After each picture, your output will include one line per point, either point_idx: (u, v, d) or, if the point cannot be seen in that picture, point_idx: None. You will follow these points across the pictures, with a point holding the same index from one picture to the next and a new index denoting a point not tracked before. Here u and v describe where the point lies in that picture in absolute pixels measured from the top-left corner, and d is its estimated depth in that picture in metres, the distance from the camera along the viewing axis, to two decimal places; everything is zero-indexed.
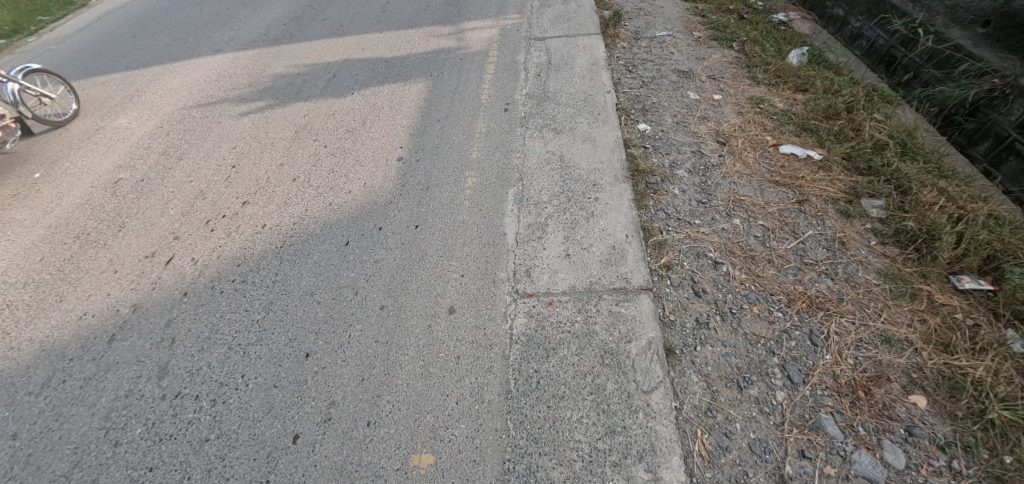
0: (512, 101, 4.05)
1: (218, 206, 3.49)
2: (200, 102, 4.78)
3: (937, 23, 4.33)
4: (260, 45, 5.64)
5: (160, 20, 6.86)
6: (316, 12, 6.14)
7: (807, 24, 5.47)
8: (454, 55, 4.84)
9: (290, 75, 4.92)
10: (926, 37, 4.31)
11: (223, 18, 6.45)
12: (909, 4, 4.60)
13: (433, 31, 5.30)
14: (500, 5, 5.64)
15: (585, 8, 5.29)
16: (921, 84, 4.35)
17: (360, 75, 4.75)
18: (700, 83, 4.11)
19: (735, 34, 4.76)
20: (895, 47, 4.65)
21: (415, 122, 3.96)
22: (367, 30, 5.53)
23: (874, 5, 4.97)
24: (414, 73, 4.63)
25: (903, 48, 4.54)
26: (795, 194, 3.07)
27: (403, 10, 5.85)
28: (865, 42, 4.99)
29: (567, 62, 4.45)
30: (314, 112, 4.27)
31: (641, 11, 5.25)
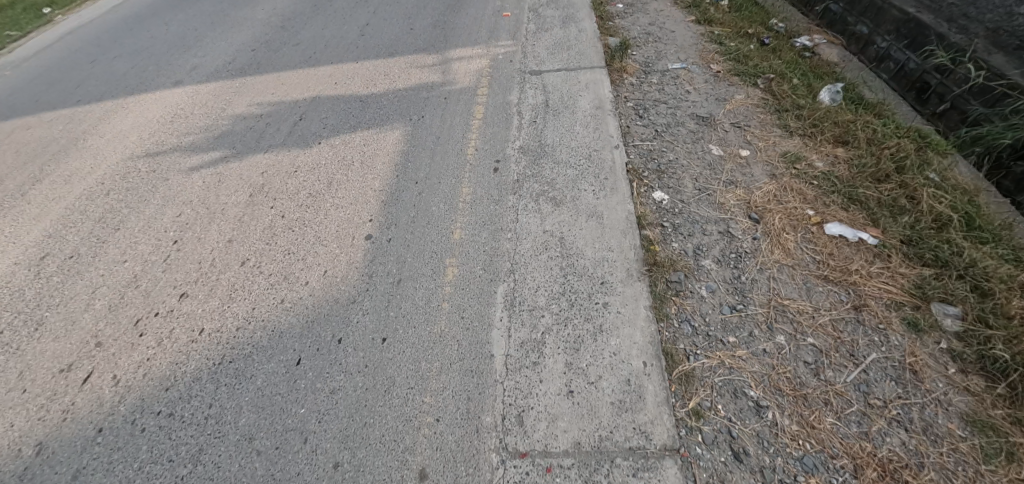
0: (503, 155, 3.43)
1: (153, 300, 2.94)
2: (150, 149, 4.19)
3: (975, 47, 3.73)
4: (224, 75, 5.03)
5: (123, 41, 6.24)
6: (287, 35, 5.51)
7: (834, 47, 4.86)
8: (437, 92, 4.22)
9: (252, 117, 4.31)
10: (965, 64, 3.72)
11: (189, 41, 5.84)
12: (943, 25, 4.01)
13: (416, 61, 4.70)
14: (491, 28, 5.02)
15: (586, 34, 4.68)
16: (961, 116, 3.76)
17: (329, 116, 4.14)
18: (724, 132, 3.51)
19: (759, 67, 4.16)
20: (928, 72, 4.05)
21: (389, 183, 3.35)
22: (342, 58, 4.93)
23: (903, 23, 4.34)
24: (391, 115, 4.02)
25: (938, 75, 3.95)
26: (849, 297, 2.49)
27: (383, 33, 5.24)
28: (893, 65, 4.39)
29: (567, 104, 3.84)
30: (273, 169, 3.68)
31: (651, 37, 4.64)
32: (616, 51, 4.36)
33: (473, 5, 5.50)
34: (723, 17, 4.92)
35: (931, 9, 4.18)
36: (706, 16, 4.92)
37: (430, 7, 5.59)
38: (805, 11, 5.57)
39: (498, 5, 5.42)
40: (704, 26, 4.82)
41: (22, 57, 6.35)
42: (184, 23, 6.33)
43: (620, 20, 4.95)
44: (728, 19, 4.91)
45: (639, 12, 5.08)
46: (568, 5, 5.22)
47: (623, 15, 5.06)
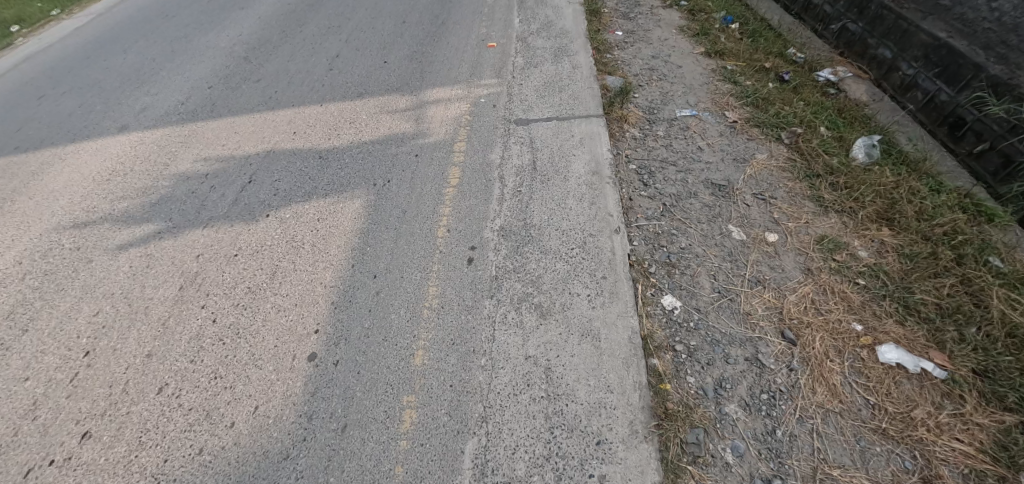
0: (481, 238, 2.84)
1: (49, 441, 2.40)
2: (79, 218, 3.64)
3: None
4: (173, 119, 4.46)
5: (74, 72, 5.65)
6: (248, 69, 4.92)
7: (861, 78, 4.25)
8: (409, 146, 3.63)
9: (196, 177, 3.74)
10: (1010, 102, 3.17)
11: (145, 74, 5.26)
12: (981, 53, 3.44)
13: (387, 105, 4.11)
14: (474, 62, 4.44)
15: (581, 72, 4.09)
16: (1003, 160, 3.25)
17: (282, 177, 3.56)
18: (747, 204, 2.91)
19: (782, 114, 3.56)
20: (963, 106, 3.51)
21: (343, 278, 2.80)
22: (306, 99, 4.35)
23: (934, 49, 3.75)
24: (352, 178, 3.44)
25: (976, 109, 3.42)
26: (915, 464, 1.94)
27: (354, 68, 4.65)
28: (921, 94, 3.83)
29: (557, 166, 3.24)
30: (212, 252, 3.13)
31: (656, 75, 4.05)
32: (616, 95, 3.78)
33: (455, 33, 4.91)
34: (736, 49, 4.33)
35: (965, 33, 3.57)
36: (716, 48, 4.32)
37: (407, 34, 4.99)
38: (818, 29, 4.94)
39: (483, 33, 4.83)
40: (715, 60, 4.23)
41: None
42: (142, 52, 5.75)
43: (619, 54, 4.38)
44: (742, 51, 4.32)
45: (641, 43, 4.49)
46: (561, 34, 4.62)
47: (623, 46, 4.47)
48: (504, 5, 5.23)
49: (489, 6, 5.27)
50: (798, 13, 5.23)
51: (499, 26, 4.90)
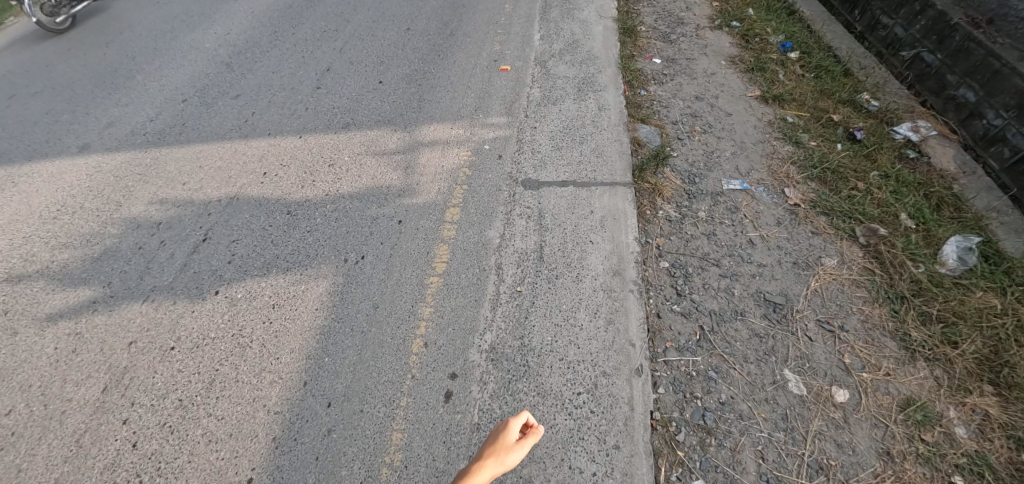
0: (463, 362, 2.27)
1: None
2: (16, 269, 3.16)
3: None
4: (137, 140, 3.89)
5: (50, 68, 5.12)
6: (226, 81, 4.31)
7: (945, 128, 3.46)
8: (392, 207, 2.99)
9: (147, 226, 3.21)
10: None
11: (119, 77, 4.70)
12: None
13: (374, 143, 3.48)
14: (483, 91, 3.77)
15: (608, 115, 3.39)
16: None
17: (241, 237, 3.00)
18: (810, 337, 2.24)
19: (856, 195, 2.81)
20: None
21: (291, 402, 2.29)
22: (284, 126, 3.74)
23: None
24: (320, 247, 2.86)
25: None
26: None
27: (344, 87, 4.02)
28: (1012, 153, 3.09)
29: (568, 256, 2.57)
30: (147, 341, 2.65)
31: (698, 125, 3.34)
32: (649, 157, 3.06)
33: (465, 49, 4.26)
34: (799, 94, 3.57)
35: None
36: (774, 91, 3.56)
37: (410, 47, 4.36)
38: (884, 53, 4.12)
39: (496, 52, 4.17)
40: (771, 107, 3.48)
41: None
42: (121, 49, 5.16)
43: (656, 91, 3.66)
44: (806, 98, 3.56)
45: (682, 77, 3.78)
46: (587, 61, 3.93)
47: (660, 80, 3.77)
48: (524, 17, 4.59)
49: (506, 15, 4.65)
50: (860, 32, 4.41)
51: (515, 45, 4.23)
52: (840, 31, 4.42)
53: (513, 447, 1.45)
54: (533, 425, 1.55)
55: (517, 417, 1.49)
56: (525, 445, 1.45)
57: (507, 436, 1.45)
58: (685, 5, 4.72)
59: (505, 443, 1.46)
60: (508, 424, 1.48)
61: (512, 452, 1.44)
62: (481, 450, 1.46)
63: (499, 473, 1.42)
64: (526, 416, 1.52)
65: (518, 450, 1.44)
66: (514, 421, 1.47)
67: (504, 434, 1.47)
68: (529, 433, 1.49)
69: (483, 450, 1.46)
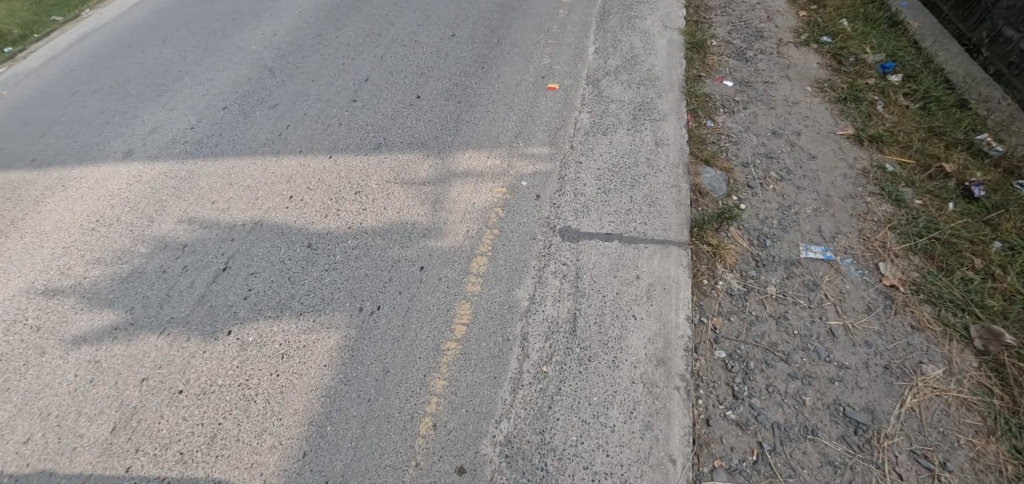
0: (475, 455, 2.00)
1: None
2: (52, 283, 3.15)
3: None
4: (176, 149, 3.83)
5: (112, 65, 5.23)
6: (266, 87, 4.20)
7: None
8: (415, 249, 2.73)
9: (173, 247, 3.11)
10: None
11: (170, 78, 4.71)
12: None
13: (404, 169, 3.20)
14: (527, 113, 3.42)
15: (667, 152, 2.96)
16: None
17: (260, 270, 2.84)
18: (900, 474, 1.79)
19: (973, 278, 2.27)
20: None
21: (288, 475, 2.11)
22: (316, 143, 3.54)
23: None
24: (336, 290, 2.65)
25: None
26: None
27: (380, 101, 3.80)
28: None
29: (606, 333, 2.22)
30: (158, 380, 2.55)
31: (773, 170, 2.88)
32: (714, 214, 2.61)
33: (511, 62, 3.95)
34: (903, 133, 3.06)
35: None
36: (871, 129, 3.07)
37: (452, 57, 4.12)
38: (1005, 73, 3.46)
39: (544, 67, 3.83)
40: (864, 149, 2.99)
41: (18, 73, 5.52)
42: (176, 48, 5.19)
43: (725, 122, 3.24)
44: (912, 140, 3.00)
45: (757, 106, 3.33)
46: (646, 82, 3.51)
47: (730, 109, 3.31)
48: (578, 26, 4.24)
49: (559, 22, 4.32)
50: (974, 43, 3.74)
51: (566, 59, 3.88)
52: (955, 49, 3.76)
53: None
54: None
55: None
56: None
57: None
58: (764, 15, 4.18)
59: None
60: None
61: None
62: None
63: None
64: None
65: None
66: None
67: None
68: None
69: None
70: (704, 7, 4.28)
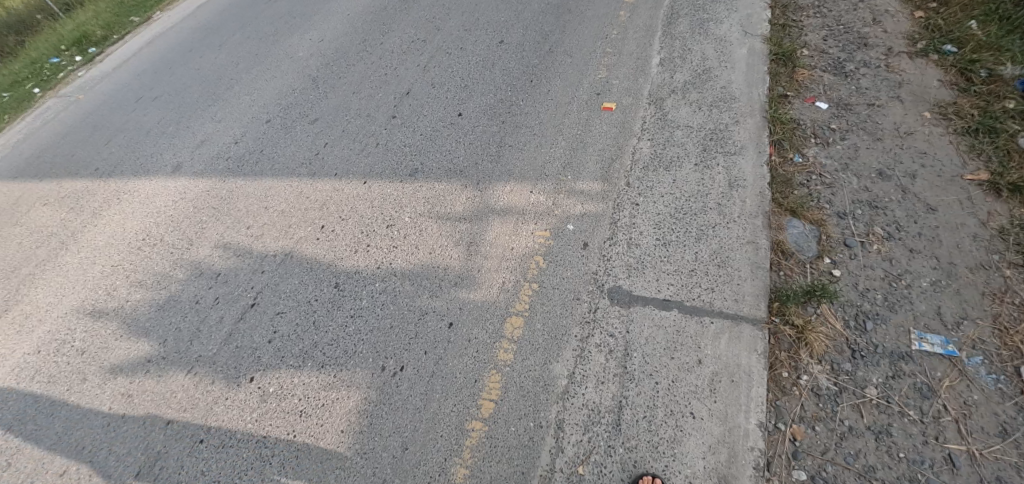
0: None
1: None
2: (99, 304, 3.13)
3: None
4: (220, 166, 3.78)
5: (174, 72, 5.34)
6: (308, 100, 4.13)
7: None
8: (444, 300, 2.47)
9: (207, 275, 3.02)
10: None
11: (224, 89, 4.72)
12: None
13: (440, 201, 2.93)
14: (579, 137, 3.04)
15: (744, 196, 2.50)
16: None
17: (286, 310, 2.67)
18: None
19: None
20: None
21: None
22: (352, 166, 3.35)
23: None
24: (360, 342, 2.44)
25: None
26: None
27: (420, 118, 3.55)
28: None
29: (658, 433, 1.87)
30: (182, 425, 2.41)
31: (878, 225, 2.39)
32: (800, 286, 2.16)
33: (562, 74, 3.56)
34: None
35: None
36: (1010, 174, 2.49)
37: (499, 67, 3.80)
38: None
39: (599, 82, 3.41)
40: (1001, 200, 2.43)
41: (92, 78, 5.73)
42: (230, 53, 5.32)
43: (817, 157, 2.72)
44: None
45: (857, 139, 2.78)
46: (721, 102, 3.01)
47: (824, 141, 2.79)
48: (641, 30, 3.76)
49: (619, 26, 3.87)
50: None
51: (626, 71, 3.44)
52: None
53: None
54: None
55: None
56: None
57: None
58: (869, 16, 3.52)
59: None
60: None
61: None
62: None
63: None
64: None
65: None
66: None
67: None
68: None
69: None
70: (792, 7, 3.67)
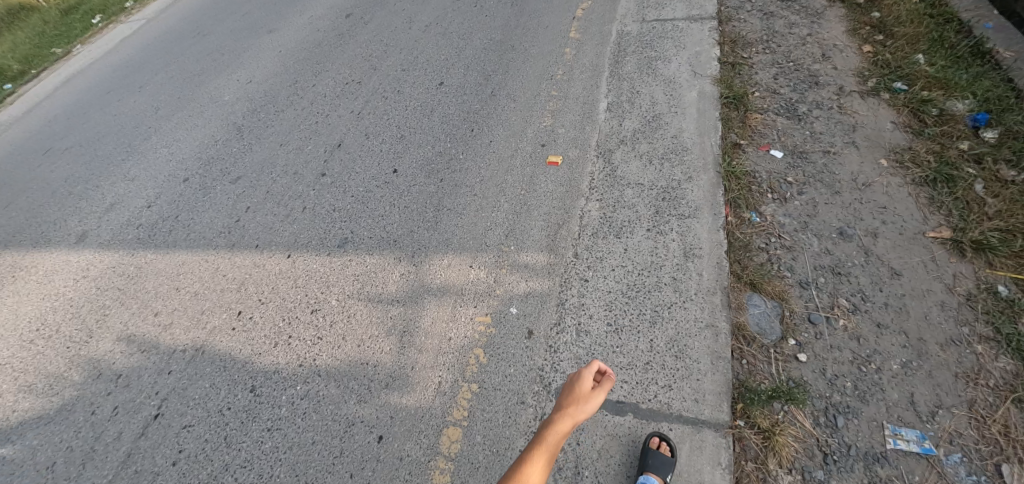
0: None
1: None
2: None
3: None
4: (131, 237, 3.35)
5: (90, 118, 4.85)
6: (231, 153, 3.73)
7: None
8: (373, 406, 2.17)
9: (106, 378, 2.61)
10: None
11: (142, 139, 4.28)
12: None
13: (371, 279, 2.62)
14: (522, 198, 2.77)
15: (701, 268, 2.29)
16: None
17: (194, 422, 2.32)
18: None
19: None
20: None
21: None
22: (275, 235, 2.99)
23: None
24: (277, 463, 2.10)
25: None
26: None
27: (351, 176, 3.22)
28: None
29: None
30: None
31: (842, 295, 2.22)
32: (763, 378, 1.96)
33: (505, 121, 3.30)
34: (1018, 234, 2.36)
35: None
36: (972, 230, 2.37)
37: (438, 114, 3.51)
38: None
39: (544, 130, 3.16)
40: (965, 260, 2.30)
41: None
42: (152, 96, 4.87)
43: (775, 215, 2.54)
44: None
45: (814, 192, 2.62)
46: (672, 154, 2.81)
47: (781, 196, 2.62)
48: (587, 70, 3.54)
49: (565, 65, 3.64)
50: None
51: (572, 118, 3.20)
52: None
53: (588, 396, 1.52)
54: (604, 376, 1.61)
55: (590, 367, 1.58)
56: (600, 392, 1.53)
57: (581, 385, 1.54)
58: (818, 51, 3.41)
59: (581, 393, 1.53)
60: (581, 373, 1.57)
61: (587, 401, 1.50)
62: (561, 401, 1.54)
63: (580, 421, 1.48)
64: (595, 369, 1.59)
65: (592, 398, 1.51)
66: (585, 373, 1.56)
67: (578, 384, 1.56)
68: (603, 381, 1.57)
69: (561, 403, 1.52)
70: (741, 43, 3.53)
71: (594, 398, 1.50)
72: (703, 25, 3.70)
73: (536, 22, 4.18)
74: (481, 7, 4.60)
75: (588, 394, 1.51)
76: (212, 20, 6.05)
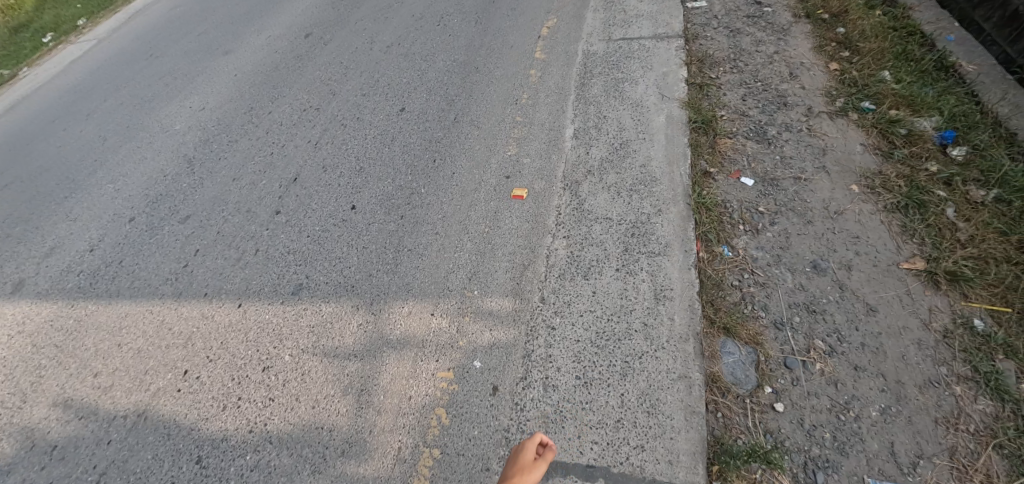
0: None
1: None
2: None
3: None
4: (71, 284, 3.10)
5: (31, 150, 4.53)
6: (180, 188, 3.50)
7: None
8: (328, 478, 2.01)
9: (36, 451, 2.37)
10: None
11: (85, 173, 3.99)
12: None
13: (326, 330, 2.45)
14: (487, 237, 2.63)
15: (672, 311, 2.19)
16: None
17: None
18: None
19: None
20: None
21: None
22: (225, 281, 2.80)
23: None
24: None
25: None
26: None
27: (306, 213, 3.03)
28: None
29: None
30: None
31: (818, 336, 2.14)
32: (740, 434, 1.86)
33: (469, 150, 3.15)
34: (990, 261, 2.35)
35: None
36: (945, 259, 2.33)
37: (399, 143, 3.34)
38: None
39: (509, 160, 3.02)
40: (941, 293, 2.25)
41: None
42: (99, 124, 4.56)
43: (747, 248, 2.45)
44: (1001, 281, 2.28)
45: (786, 223, 2.54)
46: (640, 185, 2.71)
47: (753, 227, 2.53)
48: (553, 94, 3.42)
49: (531, 88, 3.51)
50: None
51: (538, 146, 3.07)
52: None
53: (529, 468, 1.68)
54: (548, 445, 1.76)
55: (533, 439, 1.75)
56: (541, 463, 1.69)
57: (523, 457, 1.71)
58: (785, 69, 3.35)
59: (523, 464, 1.70)
60: (524, 447, 1.74)
61: (528, 473, 1.66)
62: (506, 473, 1.71)
63: None
64: (539, 440, 1.76)
65: (533, 470, 1.67)
66: (527, 445, 1.73)
67: (522, 455, 1.72)
68: (546, 451, 1.73)
69: (507, 474, 1.70)
70: (708, 62, 3.45)
71: (534, 471, 1.67)
72: (670, 44, 3.61)
73: (501, 42, 4.04)
74: (444, 25, 4.44)
75: (529, 466, 1.68)
76: (169, 39, 5.59)
